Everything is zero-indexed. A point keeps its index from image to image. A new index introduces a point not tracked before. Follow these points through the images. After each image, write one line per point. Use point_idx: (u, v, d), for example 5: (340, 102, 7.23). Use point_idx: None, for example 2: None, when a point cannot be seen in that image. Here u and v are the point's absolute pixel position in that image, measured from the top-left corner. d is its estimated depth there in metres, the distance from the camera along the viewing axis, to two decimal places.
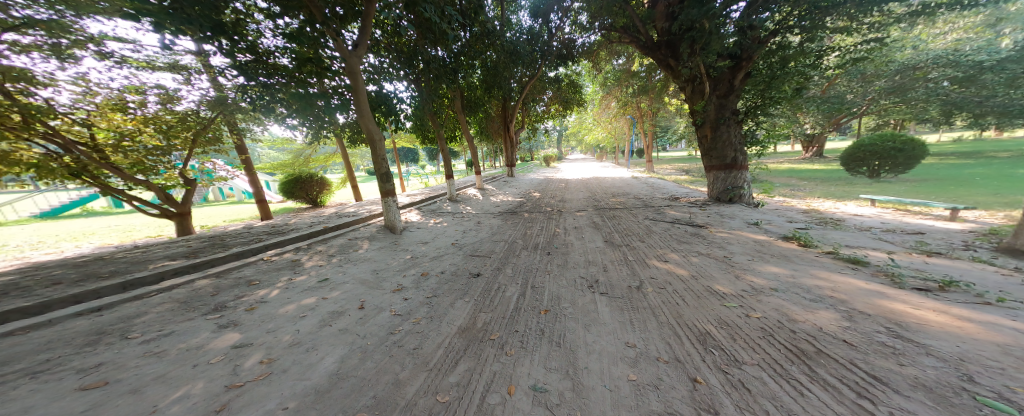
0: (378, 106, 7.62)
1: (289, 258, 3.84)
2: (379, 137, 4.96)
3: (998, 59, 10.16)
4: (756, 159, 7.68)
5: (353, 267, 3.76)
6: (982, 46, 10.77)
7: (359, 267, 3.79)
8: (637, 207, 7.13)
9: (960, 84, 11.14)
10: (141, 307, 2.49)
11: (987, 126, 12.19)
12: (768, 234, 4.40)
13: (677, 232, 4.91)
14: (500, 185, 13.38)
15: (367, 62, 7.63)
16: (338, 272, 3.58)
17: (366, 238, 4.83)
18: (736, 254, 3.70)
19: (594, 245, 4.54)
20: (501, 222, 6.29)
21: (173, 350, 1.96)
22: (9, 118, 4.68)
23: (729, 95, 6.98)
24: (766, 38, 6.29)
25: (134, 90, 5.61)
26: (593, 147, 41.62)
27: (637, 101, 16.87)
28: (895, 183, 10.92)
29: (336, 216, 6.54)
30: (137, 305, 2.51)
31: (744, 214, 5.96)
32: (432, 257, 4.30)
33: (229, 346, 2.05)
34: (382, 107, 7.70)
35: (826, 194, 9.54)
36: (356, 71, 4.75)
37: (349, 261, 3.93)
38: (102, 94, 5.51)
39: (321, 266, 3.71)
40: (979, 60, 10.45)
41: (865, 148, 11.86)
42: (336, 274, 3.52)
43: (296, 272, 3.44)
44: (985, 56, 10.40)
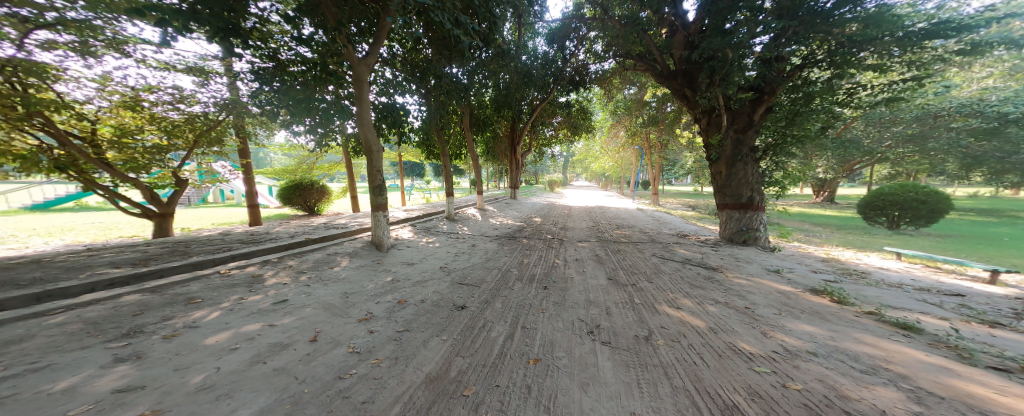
0: (387, 119, 7.52)
1: (252, 274, 3.47)
2: (376, 149, 4.67)
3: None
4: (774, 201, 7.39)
5: (321, 289, 3.35)
6: (1010, 97, 10.27)
7: (327, 289, 3.37)
8: (644, 242, 6.72)
9: (982, 136, 10.94)
10: (30, 330, 2.19)
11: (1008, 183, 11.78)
12: (791, 284, 3.92)
13: (688, 274, 4.44)
14: (503, 207, 13.11)
15: (381, 74, 7.67)
16: (302, 294, 3.17)
17: (347, 254, 4.45)
18: (757, 305, 3.22)
19: (596, 282, 4.08)
20: (498, 247, 5.88)
21: (29, 393, 1.65)
22: (11, 108, 4.42)
23: (746, 130, 6.79)
24: (792, 71, 6.17)
25: (151, 90, 5.48)
26: (600, 176, 41.84)
27: (647, 132, 16.98)
28: (916, 236, 10.44)
29: (325, 227, 6.21)
30: (28, 327, 2.22)
31: (761, 259, 5.49)
32: (414, 281, 3.87)
33: (110, 390, 1.71)
34: (391, 120, 7.57)
35: (845, 243, 9.04)
36: (363, 81, 4.58)
37: (319, 280, 3.53)
38: (121, 93, 5.35)
39: (285, 286, 3.31)
40: (1004, 112, 10.14)
41: (885, 198, 11.50)
42: (299, 297, 3.10)
43: (250, 292, 3.10)
44: (1011, 108, 10.06)
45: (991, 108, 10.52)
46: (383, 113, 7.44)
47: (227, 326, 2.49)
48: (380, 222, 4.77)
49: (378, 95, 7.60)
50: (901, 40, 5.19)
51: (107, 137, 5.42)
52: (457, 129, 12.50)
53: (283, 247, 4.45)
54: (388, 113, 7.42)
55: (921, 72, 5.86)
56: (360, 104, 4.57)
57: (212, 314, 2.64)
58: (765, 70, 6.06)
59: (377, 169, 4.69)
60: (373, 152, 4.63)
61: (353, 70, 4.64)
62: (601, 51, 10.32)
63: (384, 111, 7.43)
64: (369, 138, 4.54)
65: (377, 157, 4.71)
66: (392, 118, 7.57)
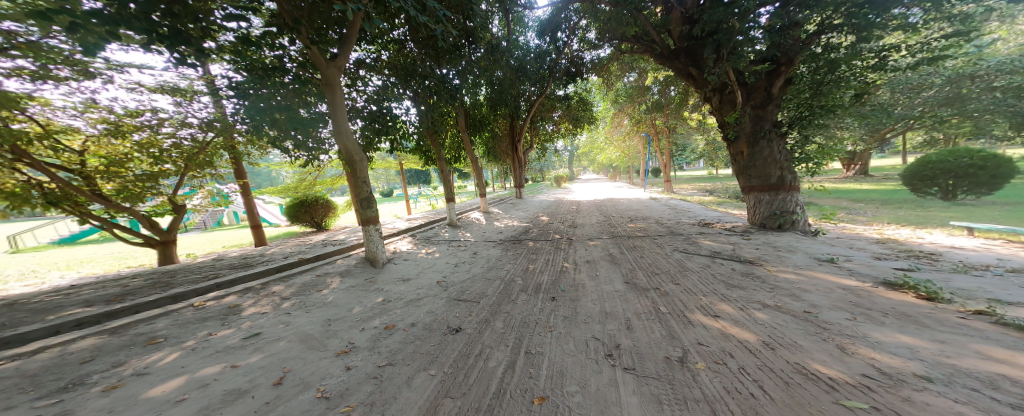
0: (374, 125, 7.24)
1: (230, 304, 3.11)
2: (358, 157, 4.29)
3: None
4: (808, 179, 6.36)
5: (303, 315, 2.97)
6: None
7: (310, 315, 2.99)
8: (663, 235, 6.08)
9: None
10: None
11: None
12: (853, 278, 3.28)
13: (723, 270, 3.82)
14: (508, 207, 12.67)
15: (367, 85, 7.41)
16: (281, 323, 2.78)
17: (338, 273, 4.10)
18: (823, 311, 2.61)
19: (612, 288, 3.55)
20: (501, 253, 5.41)
21: None
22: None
23: (766, 105, 6.06)
24: (811, 37, 5.34)
25: (138, 115, 5.40)
26: (608, 167, 40.84)
27: (652, 118, 16.22)
28: (977, 205, 9.21)
29: (323, 243, 5.94)
30: None
31: (805, 246, 4.77)
32: (408, 301, 3.45)
33: None
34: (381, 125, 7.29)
35: (893, 220, 8.04)
36: (333, 83, 4.30)
37: (303, 305, 3.15)
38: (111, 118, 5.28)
39: (263, 316, 2.92)
40: None
41: (934, 166, 10.22)
42: (276, 327, 2.71)
43: (223, 325, 2.69)
44: None
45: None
46: (369, 118, 7.16)
47: (182, 370, 2.08)
48: (373, 235, 4.42)
49: (365, 102, 7.36)
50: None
51: (97, 168, 5.41)
52: (454, 131, 12.14)
53: (273, 270, 4.15)
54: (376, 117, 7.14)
55: (966, 26, 4.87)
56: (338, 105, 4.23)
57: (169, 356, 2.24)
58: (777, 41, 5.28)
59: (364, 178, 4.34)
60: (358, 161, 4.27)
61: (321, 73, 4.32)
62: (595, 39, 9.86)
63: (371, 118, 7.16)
64: (352, 146, 4.21)
65: (365, 166, 4.39)
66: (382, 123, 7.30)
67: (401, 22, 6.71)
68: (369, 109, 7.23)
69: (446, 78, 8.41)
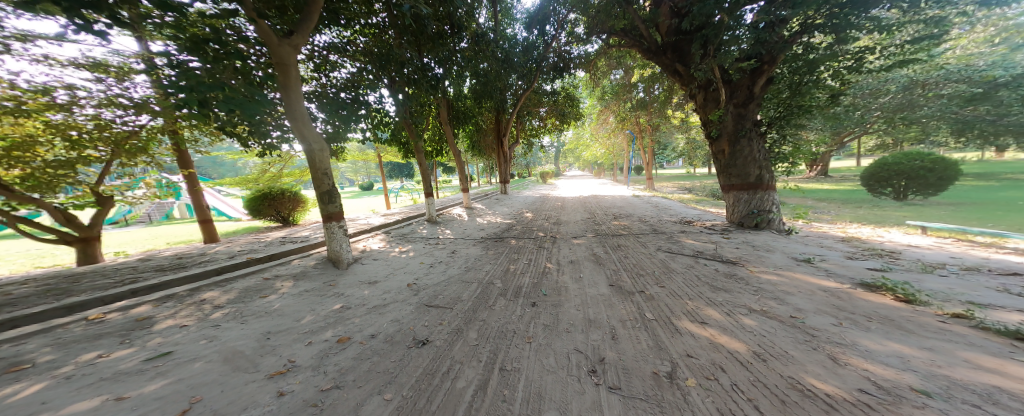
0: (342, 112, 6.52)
1: (143, 315, 2.57)
2: (316, 146, 3.70)
3: (1013, 75, 9.42)
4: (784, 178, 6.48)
5: (234, 326, 2.52)
6: (997, 61, 9.85)
7: (245, 325, 2.55)
8: (646, 234, 6.00)
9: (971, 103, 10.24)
10: None
11: (1003, 147, 11.42)
12: (832, 278, 3.23)
13: (708, 272, 3.71)
14: (491, 203, 12.32)
15: (340, 70, 6.79)
16: (203, 337, 2.30)
17: (291, 275, 3.63)
18: (811, 316, 2.49)
19: (596, 292, 3.34)
20: (482, 252, 5.09)
21: None
22: None
23: (748, 103, 6.08)
24: (795, 36, 5.37)
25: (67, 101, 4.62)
26: (594, 164, 41.23)
27: (636, 115, 16.34)
28: (927, 206, 9.90)
29: (283, 240, 5.35)
30: None
31: (783, 246, 4.79)
32: (370, 306, 3.06)
33: None
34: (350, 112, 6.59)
35: (857, 219, 8.44)
36: (287, 64, 3.56)
37: (239, 313, 2.67)
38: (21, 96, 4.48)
39: (182, 331, 2.43)
40: (994, 76, 9.67)
41: (890, 168, 10.93)
42: (194, 342, 2.23)
43: (121, 343, 2.20)
44: (1001, 72, 9.61)
45: (979, 73, 10.03)
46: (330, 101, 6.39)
47: (41, 409, 1.60)
48: (337, 233, 3.97)
49: (338, 90, 6.67)
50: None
51: None
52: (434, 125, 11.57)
53: (213, 272, 3.62)
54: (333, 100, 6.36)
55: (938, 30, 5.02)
56: (296, 90, 3.58)
57: (28, 390, 1.73)
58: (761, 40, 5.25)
59: (325, 170, 3.81)
60: (317, 151, 3.72)
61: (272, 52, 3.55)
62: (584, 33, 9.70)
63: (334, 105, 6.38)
64: (311, 133, 3.65)
65: (326, 156, 3.84)
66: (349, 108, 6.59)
67: (379, 6, 6.35)
68: (337, 93, 6.62)
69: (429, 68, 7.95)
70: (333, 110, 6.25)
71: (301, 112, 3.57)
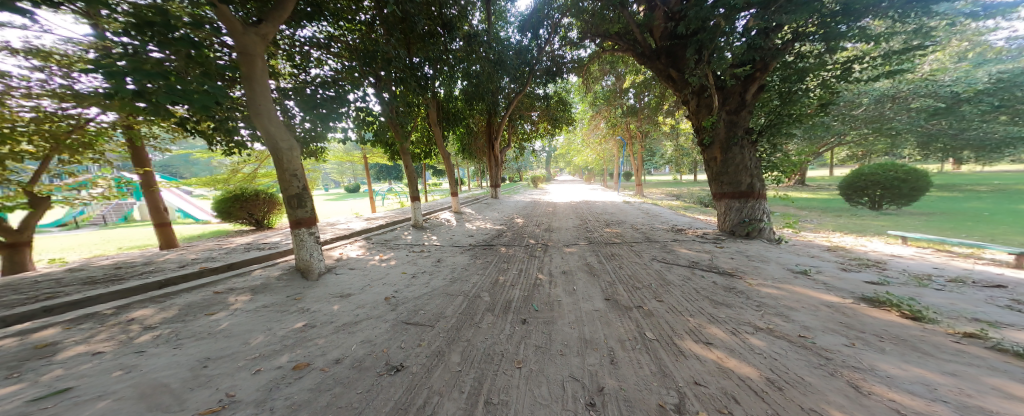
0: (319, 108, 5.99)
1: (51, 338, 2.13)
2: (286, 145, 3.32)
3: (975, 90, 9.96)
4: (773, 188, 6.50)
5: (166, 350, 2.12)
6: (960, 77, 10.50)
7: (180, 349, 2.14)
8: (639, 242, 5.85)
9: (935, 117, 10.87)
10: None
11: (966, 160, 12.07)
12: (832, 292, 3.12)
13: (705, 285, 3.54)
14: (481, 208, 12.02)
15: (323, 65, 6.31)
16: (121, 367, 1.90)
17: (250, 288, 3.22)
18: (820, 336, 2.32)
19: (591, 309, 3.11)
20: (469, 261, 4.78)
21: None
22: None
23: (739, 111, 6.08)
24: (787, 44, 5.41)
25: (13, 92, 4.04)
26: (584, 169, 41.54)
27: (626, 122, 16.48)
28: (902, 215, 10.29)
29: (249, 247, 4.87)
30: None
31: (776, 256, 4.72)
32: (338, 324, 2.71)
33: None
34: (329, 109, 6.08)
35: (840, 227, 8.62)
36: (252, 55, 3.11)
37: (175, 335, 2.26)
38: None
39: (96, 359, 2.00)
40: (957, 91, 10.24)
41: (867, 178, 11.34)
42: (107, 374, 1.83)
43: (9, 377, 1.77)
44: (963, 88, 10.18)
45: (945, 89, 10.59)
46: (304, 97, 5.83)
47: None
48: (307, 240, 3.59)
49: (319, 85, 5.98)
50: (911, 5, 4.45)
51: None
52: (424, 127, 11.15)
53: (155, 285, 3.15)
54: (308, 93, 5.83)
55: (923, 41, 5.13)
56: (262, 84, 3.17)
57: None
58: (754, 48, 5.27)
59: (294, 172, 3.41)
60: (285, 151, 3.32)
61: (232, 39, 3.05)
62: (578, 38, 9.67)
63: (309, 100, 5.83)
64: (279, 131, 3.26)
65: (296, 156, 3.45)
66: (327, 104, 6.05)
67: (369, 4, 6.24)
68: (316, 85, 5.98)
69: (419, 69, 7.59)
70: (308, 104, 5.72)
71: (268, 108, 3.18)
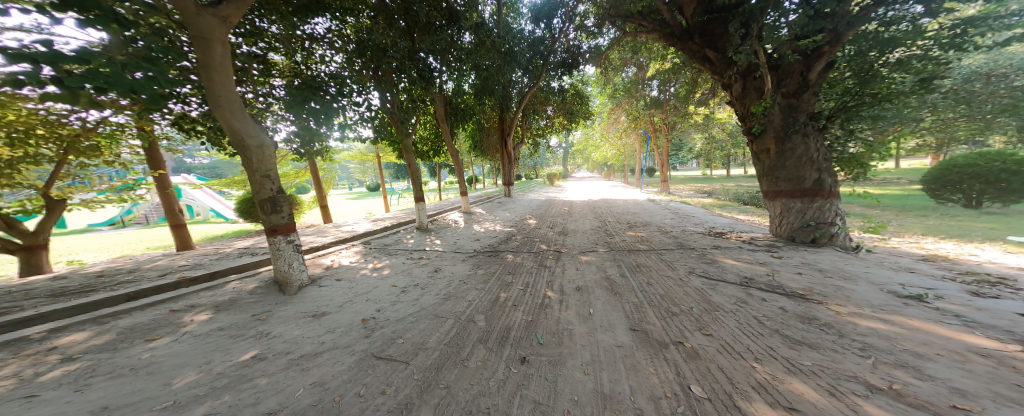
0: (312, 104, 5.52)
1: None
2: (252, 142, 2.95)
3: None
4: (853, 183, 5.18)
5: (67, 389, 1.65)
6: None
7: (84, 387, 1.68)
8: (672, 250, 4.95)
9: None
10: None
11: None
12: (977, 332, 2.14)
13: (771, 311, 2.66)
14: (494, 207, 11.51)
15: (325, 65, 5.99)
16: None
17: (215, 304, 2.82)
18: (1004, 414, 1.42)
19: (614, 347, 2.36)
20: (470, 272, 4.19)
21: None
22: None
23: (801, 93, 5.01)
24: (868, 8, 4.17)
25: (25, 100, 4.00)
26: (604, 166, 39.94)
27: (650, 114, 15.31)
28: (1004, 215, 8.39)
29: (242, 251, 4.61)
30: None
31: (860, 270, 3.66)
32: (295, 355, 2.20)
33: None
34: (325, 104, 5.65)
35: (925, 231, 7.07)
36: (209, 41, 2.69)
37: (89, 370, 1.83)
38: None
39: None
40: None
41: (962, 170, 9.37)
42: None
43: None
44: None
45: None
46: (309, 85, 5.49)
47: None
48: (285, 250, 3.20)
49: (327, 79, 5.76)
50: None
51: None
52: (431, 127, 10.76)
53: (122, 297, 2.85)
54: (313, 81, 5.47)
55: None
56: (223, 73, 2.80)
57: None
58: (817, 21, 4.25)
59: (266, 172, 3.04)
60: (253, 148, 2.95)
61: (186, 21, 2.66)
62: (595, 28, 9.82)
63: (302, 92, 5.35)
64: (245, 124, 2.91)
65: (268, 154, 3.07)
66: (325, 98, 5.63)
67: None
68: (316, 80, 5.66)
69: (429, 65, 7.33)
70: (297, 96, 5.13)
71: (230, 98, 2.82)
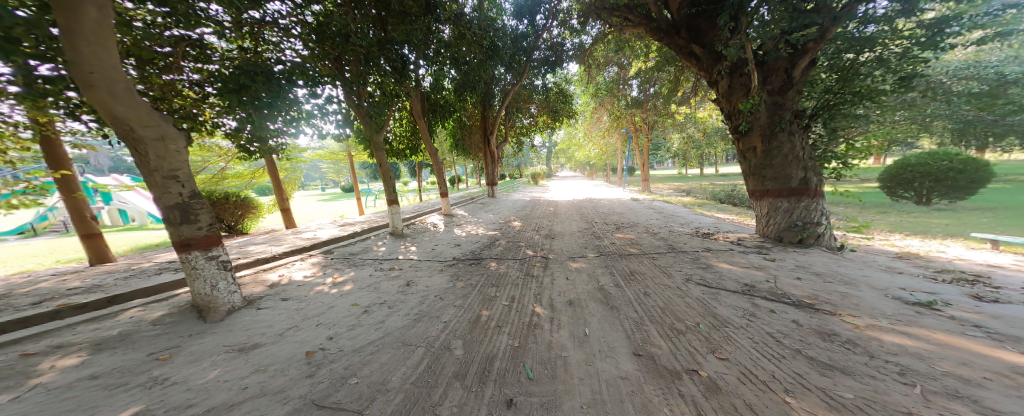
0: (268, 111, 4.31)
1: None
2: (146, 135, 2.32)
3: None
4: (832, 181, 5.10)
5: None
6: None
7: None
8: (663, 253, 4.72)
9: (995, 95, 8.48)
10: None
11: None
12: (1011, 347, 1.91)
13: (783, 327, 2.40)
14: (476, 209, 11.00)
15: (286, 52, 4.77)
16: None
17: (101, 340, 2.20)
18: None
19: (617, 379, 1.98)
20: (447, 285, 3.70)
21: None
22: None
23: (785, 90, 4.88)
24: (852, 3, 4.07)
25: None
26: (586, 165, 40.24)
27: (631, 113, 15.45)
28: (958, 212, 8.92)
29: (166, 267, 3.85)
30: None
31: (857, 273, 3.53)
32: (198, 411, 1.65)
33: None
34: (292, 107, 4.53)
35: (895, 228, 7.32)
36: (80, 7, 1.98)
37: None
38: None
39: None
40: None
41: (914, 169, 9.94)
42: None
43: None
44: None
45: None
46: (266, 79, 4.13)
47: None
48: (207, 269, 2.57)
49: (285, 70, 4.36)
50: None
51: None
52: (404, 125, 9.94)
53: None
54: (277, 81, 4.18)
55: None
56: (102, 47, 2.09)
57: None
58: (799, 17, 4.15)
59: (170, 172, 2.42)
60: (152, 142, 2.35)
61: None
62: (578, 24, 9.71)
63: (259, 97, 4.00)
64: (136, 113, 2.26)
65: (172, 149, 2.47)
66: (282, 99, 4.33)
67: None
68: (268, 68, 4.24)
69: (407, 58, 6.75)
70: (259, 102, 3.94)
71: (109, 77, 2.12)
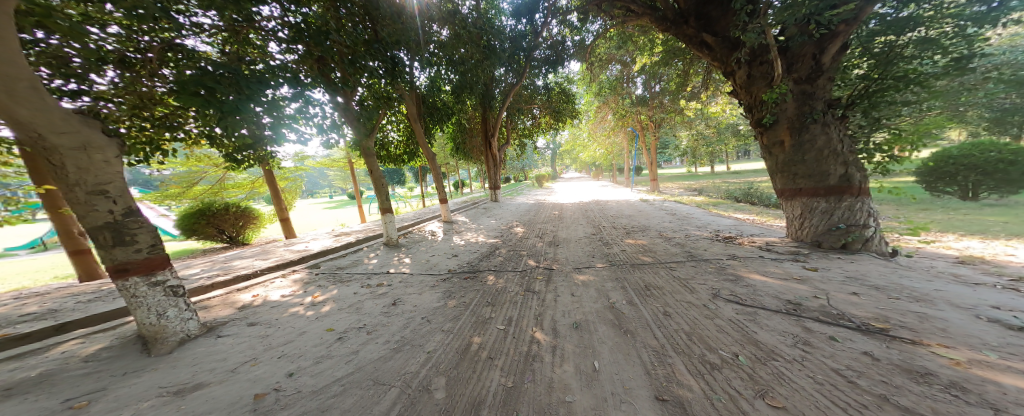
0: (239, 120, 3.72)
1: None
2: (63, 144, 2.08)
3: None
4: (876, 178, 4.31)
5: None
6: None
7: None
8: (682, 262, 4.20)
9: None
10: None
11: None
12: None
13: (855, 363, 1.87)
14: (478, 214, 10.63)
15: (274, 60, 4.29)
16: None
17: (22, 384, 1.85)
18: None
19: None
20: (438, 303, 3.29)
21: None
22: None
23: (815, 78, 4.25)
24: None
25: None
26: (592, 165, 39.55)
27: (637, 111, 14.90)
28: (1011, 207, 7.99)
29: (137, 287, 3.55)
30: None
31: (925, 286, 2.93)
32: None
33: None
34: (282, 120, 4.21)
35: (942, 227, 6.53)
36: None
37: None
38: None
39: None
40: None
41: (956, 161, 8.95)
42: None
43: None
44: None
45: None
46: (234, 81, 3.54)
47: None
48: (149, 297, 2.34)
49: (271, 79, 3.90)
50: None
51: None
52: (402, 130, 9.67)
53: None
54: (252, 86, 3.62)
55: None
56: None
57: None
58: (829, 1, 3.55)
59: (97, 187, 2.19)
60: (69, 151, 2.10)
61: None
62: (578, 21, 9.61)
63: (224, 101, 3.39)
64: (47, 116, 2.02)
65: (98, 158, 2.23)
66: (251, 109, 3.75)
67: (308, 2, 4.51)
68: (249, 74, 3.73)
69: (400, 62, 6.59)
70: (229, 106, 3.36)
71: (6, 73, 1.90)
